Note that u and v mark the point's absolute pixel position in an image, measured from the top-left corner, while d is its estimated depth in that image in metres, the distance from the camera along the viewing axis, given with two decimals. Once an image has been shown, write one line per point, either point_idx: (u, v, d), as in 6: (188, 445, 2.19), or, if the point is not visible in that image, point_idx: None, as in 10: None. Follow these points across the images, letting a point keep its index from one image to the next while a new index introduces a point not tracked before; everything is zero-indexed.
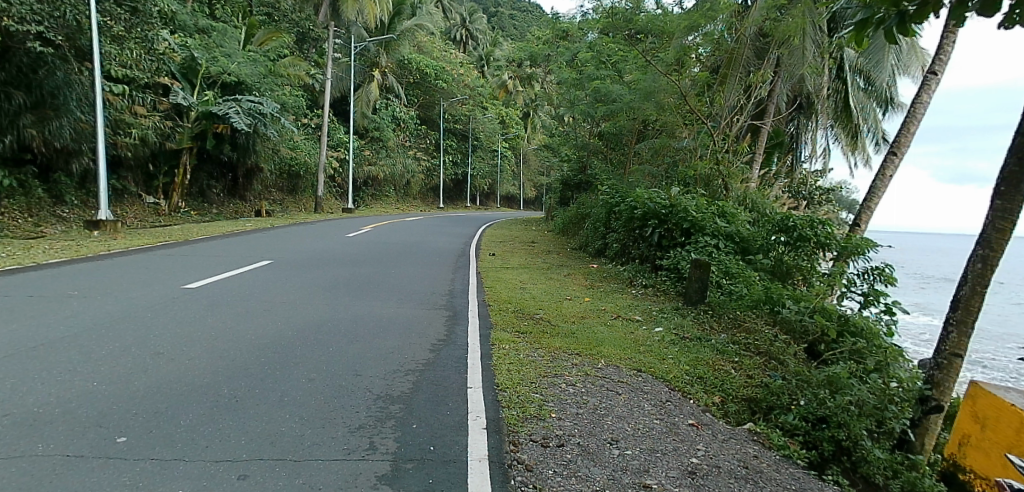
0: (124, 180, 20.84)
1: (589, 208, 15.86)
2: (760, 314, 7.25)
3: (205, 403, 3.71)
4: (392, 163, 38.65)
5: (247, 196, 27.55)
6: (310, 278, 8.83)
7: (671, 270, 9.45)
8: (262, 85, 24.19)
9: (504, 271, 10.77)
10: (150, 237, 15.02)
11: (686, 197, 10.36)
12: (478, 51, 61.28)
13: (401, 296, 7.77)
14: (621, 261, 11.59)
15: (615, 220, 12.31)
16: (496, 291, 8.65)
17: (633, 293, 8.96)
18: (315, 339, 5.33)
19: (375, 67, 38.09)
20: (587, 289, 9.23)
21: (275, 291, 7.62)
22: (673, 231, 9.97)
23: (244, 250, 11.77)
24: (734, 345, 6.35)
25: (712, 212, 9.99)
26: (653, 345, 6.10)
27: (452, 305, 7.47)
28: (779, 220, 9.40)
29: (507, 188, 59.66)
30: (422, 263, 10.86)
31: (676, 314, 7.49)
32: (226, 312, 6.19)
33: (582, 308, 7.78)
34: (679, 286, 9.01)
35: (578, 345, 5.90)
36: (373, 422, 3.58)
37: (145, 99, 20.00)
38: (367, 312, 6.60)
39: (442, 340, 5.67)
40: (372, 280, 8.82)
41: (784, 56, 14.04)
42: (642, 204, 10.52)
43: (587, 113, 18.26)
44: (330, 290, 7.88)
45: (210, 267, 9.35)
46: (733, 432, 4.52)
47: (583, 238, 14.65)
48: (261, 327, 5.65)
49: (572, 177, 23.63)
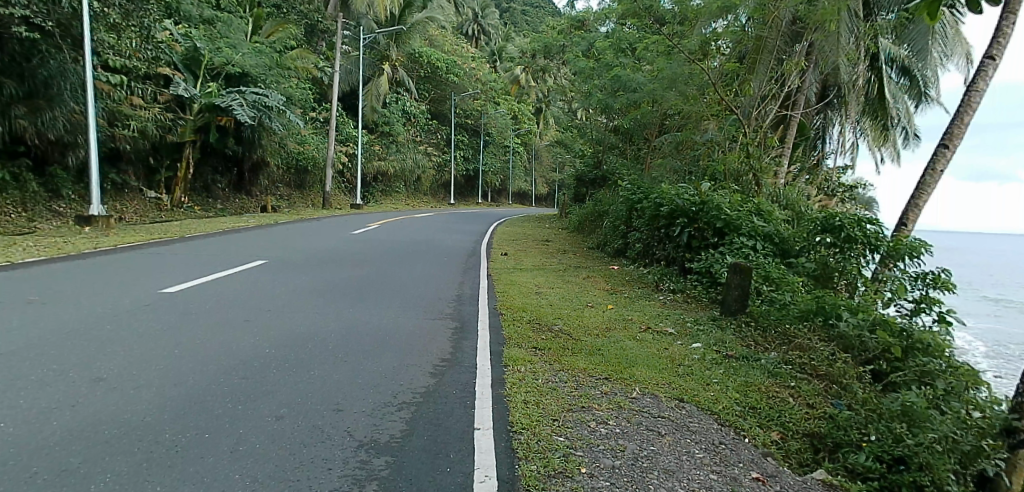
0: (125, 174, 20.20)
1: (607, 205, 15.00)
2: (812, 328, 6.29)
3: (133, 458, 2.90)
4: (402, 158, 37.95)
5: (253, 191, 26.89)
6: (304, 282, 8.02)
7: (702, 274, 8.54)
8: (267, 76, 23.31)
9: (517, 273, 9.89)
10: (145, 233, 14.31)
11: (718, 193, 9.38)
12: (490, 47, 60.43)
13: (404, 303, 6.94)
14: (644, 263, 10.68)
15: (637, 217, 11.43)
16: (508, 297, 7.77)
17: (661, 300, 8.06)
18: (295, 360, 4.49)
19: (385, 61, 37.30)
20: (610, 295, 8.34)
21: (265, 296, 6.84)
22: (704, 230, 9.00)
23: (239, 249, 10.99)
24: (787, 365, 5.44)
25: (747, 209, 9.03)
26: (694, 366, 5.20)
27: (460, 314, 6.62)
28: (824, 219, 8.40)
29: (519, 184, 58.87)
30: (429, 264, 10.04)
31: (713, 326, 6.58)
32: (199, 324, 5.39)
33: (605, 318, 6.88)
34: (712, 292, 8.10)
35: (605, 366, 5.02)
36: (349, 487, 2.75)
37: (146, 90, 19.36)
38: (362, 324, 5.76)
39: (446, 359, 4.83)
40: (372, 284, 8.00)
41: (819, 42, 13.03)
42: (668, 201, 9.57)
43: (605, 106, 17.36)
44: (326, 296, 7.08)
45: (198, 268, 8.58)
46: (805, 486, 3.62)
47: (601, 236, 13.77)
48: (236, 343, 4.83)
49: (586, 173, 22.81)
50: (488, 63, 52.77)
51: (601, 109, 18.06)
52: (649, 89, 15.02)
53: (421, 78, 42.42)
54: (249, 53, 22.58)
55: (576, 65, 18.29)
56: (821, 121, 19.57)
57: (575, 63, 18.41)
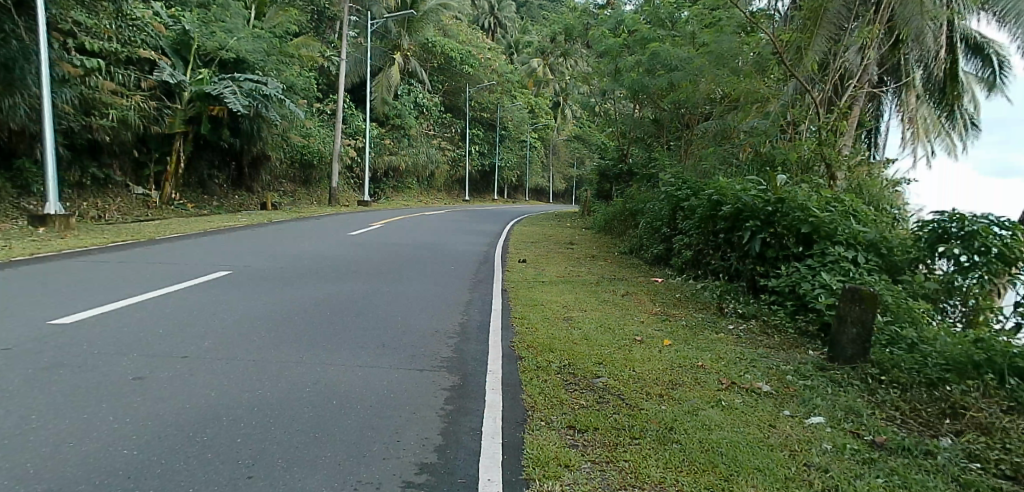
0: (108, 169, 18.59)
1: (640, 203, 13.14)
2: (983, 389, 4.19)
3: None
4: (416, 152, 36.28)
5: (254, 187, 25.28)
6: (264, 302, 6.19)
7: (780, 296, 6.57)
8: (266, 63, 21.54)
9: (538, 288, 7.91)
10: (112, 234, 12.59)
11: (798, 188, 7.24)
12: (507, 40, 57.96)
13: (387, 339, 5.02)
14: (695, 275, 8.70)
15: (683, 218, 9.44)
16: (529, 327, 5.79)
17: (731, 331, 6.06)
18: (161, 484, 2.57)
19: (396, 50, 35.33)
20: (662, 321, 6.35)
21: (195, 329, 4.98)
22: (782, 236, 6.86)
23: (208, 256, 9.20)
24: (977, 465, 3.37)
25: (839, 208, 6.89)
26: (837, 474, 3.15)
27: (464, 358, 4.70)
28: (942, 222, 6.15)
29: (535, 180, 56.99)
30: (432, 278, 8.13)
31: (828, 382, 4.54)
32: (59, 388, 3.55)
33: (666, 364, 4.87)
34: (800, 321, 6.09)
35: (695, 475, 3.00)
36: None
37: (128, 76, 17.54)
38: (315, 384, 3.86)
39: (426, 469, 2.86)
40: (353, 307, 6.12)
41: (899, 6, 10.85)
42: (731, 200, 7.49)
43: (637, 92, 15.23)
44: (282, 328, 5.22)
45: (135, 285, 6.77)
46: None
47: (636, 239, 11.78)
48: (78, 440, 2.93)
49: (612, 168, 20.99)
50: (506, 54, 50.54)
51: (631, 96, 15.95)
52: (695, 67, 12.81)
53: (435, 70, 40.47)
54: (247, 37, 20.79)
55: (601, 45, 16.24)
56: (874, 111, 17.29)
57: (599, 43, 16.36)
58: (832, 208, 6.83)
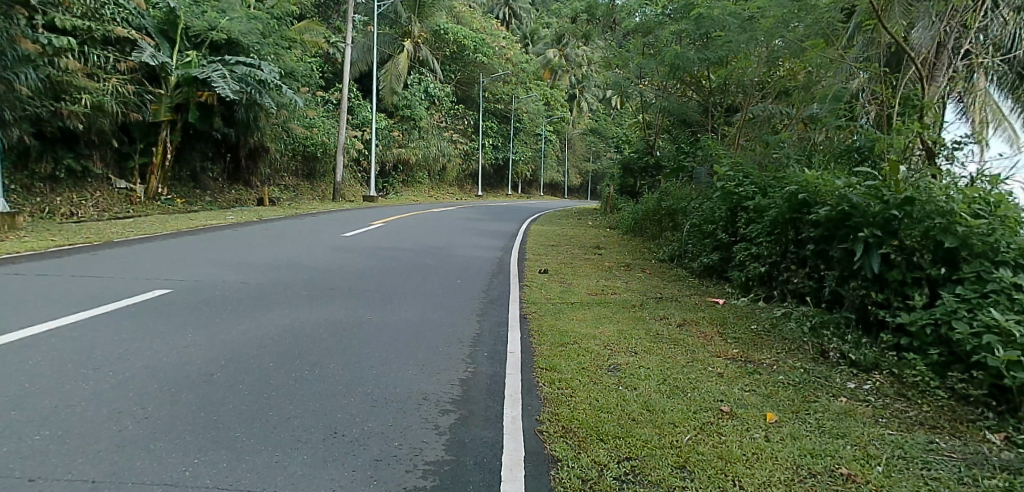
0: (87, 160, 16.99)
1: (680, 200, 11.20)
2: None
3: None
4: (426, 144, 34.38)
5: (253, 182, 23.62)
6: (190, 343, 4.40)
7: (912, 339, 4.70)
8: (261, 45, 19.61)
9: (568, 315, 6.04)
10: (67, 234, 10.94)
11: (927, 182, 5.29)
12: (523, 31, 55.74)
13: (344, 424, 3.18)
14: (769, 298, 6.80)
15: (748, 221, 7.53)
16: (564, 390, 3.91)
17: (853, 393, 4.21)
18: None
19: (406, 37, 33.30)
20: (749, 374, 4.47)
21: (49, 401, 3.19)
22: (913, 251, 4.91)
23: (159, 265, 7.47)
24: None
25: (993, 212, 4.94)
26: None
27: (464, 468, 2.84)
28: None
29: (552, 175, 54.90)
30: (430, 300, 6.33)
31: None
32: None
33: (789, 474, 2.97)
34: (950, 379, 4.23)
35: None
36: None
37: (104, 58, 15.80)
38: None
39: None
40: (312, 354, 4.32)
41: None
42: (831, 200, 5.60)
43: (674, 72, 13.16)
44: (190, 397, 3.42)
45: (30, 310, 5.05)
46: None
47: (677, 244, 9.92)
48: None
49: (637, 161, 18.99)
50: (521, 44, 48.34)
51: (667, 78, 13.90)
52: (748, 40, 10.74)
53: (447, 58, 38.53)
54: (241, 17, 18.79)
55: (634, 21, 14.14)
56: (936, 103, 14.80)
57: (631, 18, 14.25)
58: (983, 213, 4.88)
